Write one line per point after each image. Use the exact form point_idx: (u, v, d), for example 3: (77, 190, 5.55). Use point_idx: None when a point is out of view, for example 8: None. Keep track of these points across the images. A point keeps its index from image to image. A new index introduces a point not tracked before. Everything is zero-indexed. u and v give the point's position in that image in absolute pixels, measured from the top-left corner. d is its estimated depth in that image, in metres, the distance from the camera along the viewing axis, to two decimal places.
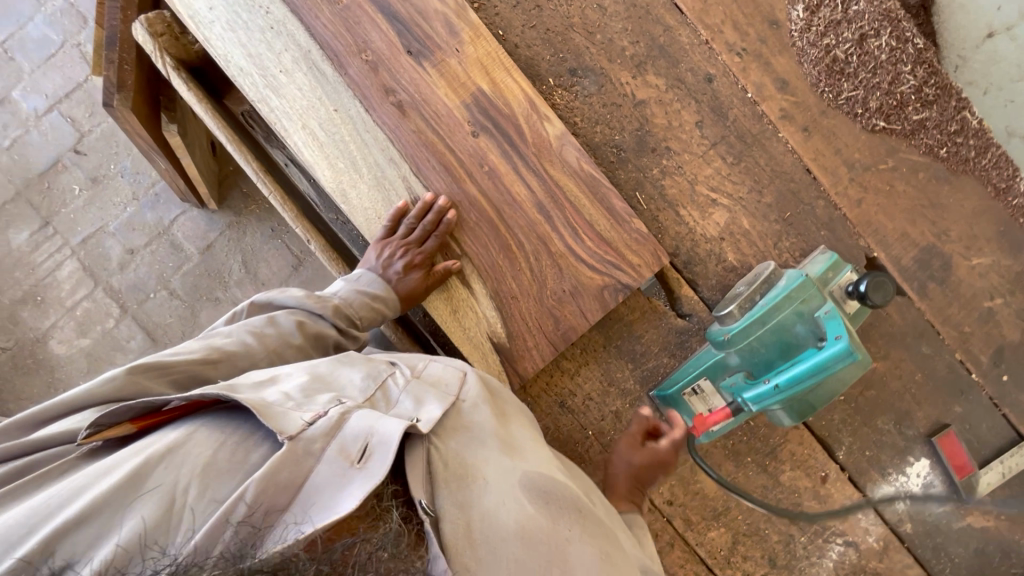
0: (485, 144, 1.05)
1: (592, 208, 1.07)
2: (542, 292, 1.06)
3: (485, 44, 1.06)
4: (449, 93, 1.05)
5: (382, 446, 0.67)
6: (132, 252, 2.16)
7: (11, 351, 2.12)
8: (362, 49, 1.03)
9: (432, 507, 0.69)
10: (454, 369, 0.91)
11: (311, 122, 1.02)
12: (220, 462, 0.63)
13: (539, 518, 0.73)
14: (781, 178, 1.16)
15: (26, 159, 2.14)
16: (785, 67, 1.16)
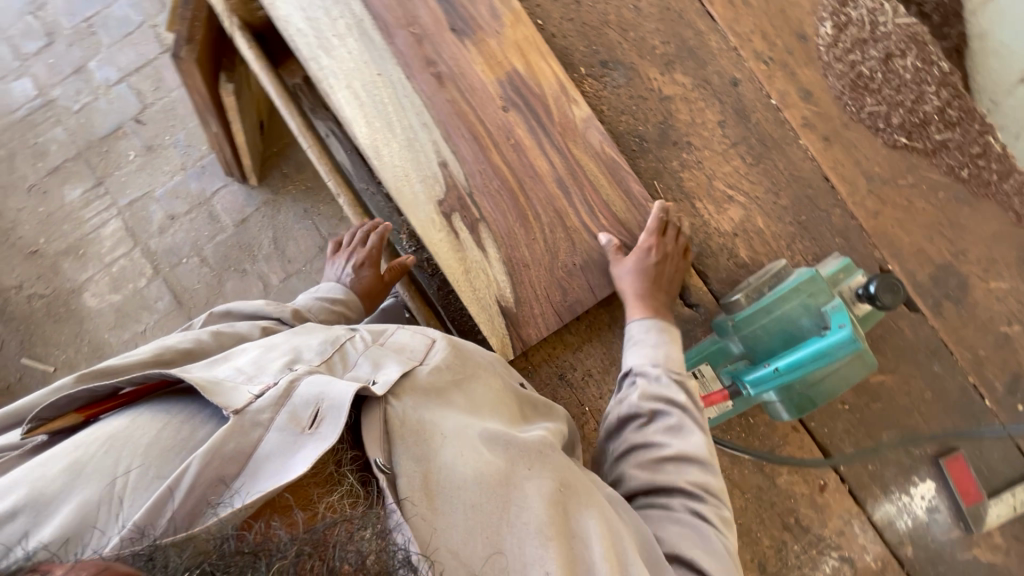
0: (514, 118, 1.11)
1: (610, 187, 1.11)
2: (554, 262, 1.09)
3: (523, 28, 1.13)
4: (486, 70, 1.12)
5: (333, 410, 0.69)
6: (172, 218, 2.27)
7: (47, 298, 2.23)
8: (410, 23, 1.11)
9: (387, 464, 0.70)
10: (420, 337, 0.93)
11: (356, 84, 1.10)
12: (165, 440, 0.67)
13: (497, 463, 0.75)
14: (800, 183, 1.18)
15: (91, 123, 2.29)
16: (810, 78, 1.20)
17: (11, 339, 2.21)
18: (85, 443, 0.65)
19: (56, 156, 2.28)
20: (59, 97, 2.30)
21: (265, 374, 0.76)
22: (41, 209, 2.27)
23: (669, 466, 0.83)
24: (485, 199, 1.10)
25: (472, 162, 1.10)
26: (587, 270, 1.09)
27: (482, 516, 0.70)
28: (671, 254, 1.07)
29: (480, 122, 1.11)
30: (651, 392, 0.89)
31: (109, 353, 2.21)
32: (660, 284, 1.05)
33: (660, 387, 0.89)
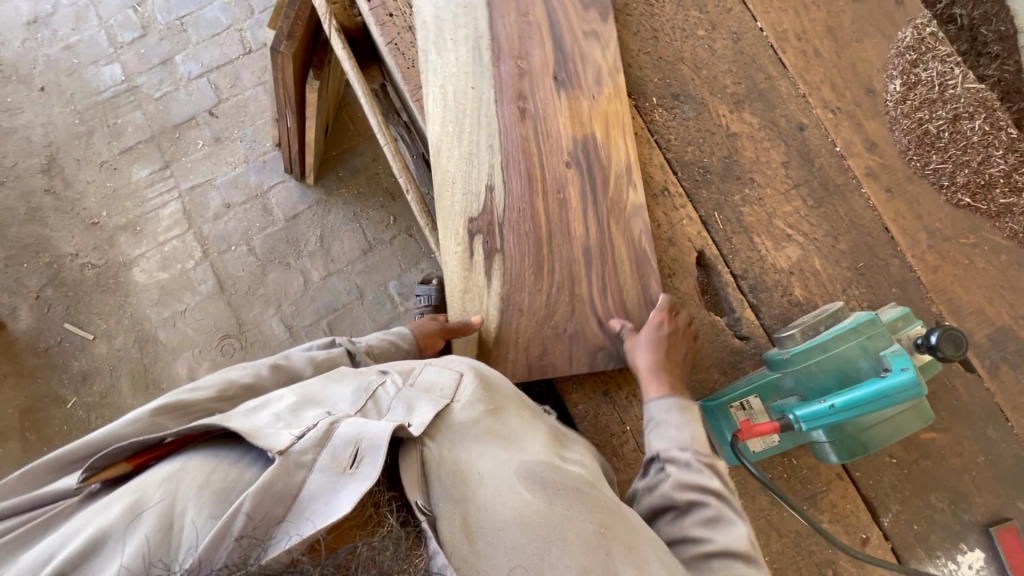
0: (571, 176, 1.14)
1: (630, 275, 1.12)
2: (546, 320, 1.10)
3: (618, 103, 1.18)
4: (567, 124, 1.16)
5: (372, 450, 0.69)
6: (228, 207, 2.36)
7: (98, 269, 2.31)
8: (521, 58, 1.17)
9: (427, 504, 0.71)
10: (447, 373, 0.94)
11: (449, 88, 1.16)
12: (215, 485, 0.64)
13: (535, 503, 0.76)
14: (860, 230, 1.19)
15: (168, 111, 2.43)
16: (876, 131, 1.23)
17: (58, 304, 2.28)
18: (134, 492, 0.64)
19: (130, 137, 2.40)
20: (143, 85, 2.44)
21: (304, 420, 0.74)
22: (106, 184, 2.36)
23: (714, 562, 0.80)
24: (510, 232, 1.12)
25: (508, 198, 1.13)
26: (582, 338, 1.10)
27: (522, 560, 0.70)
28: (686, 335, 1.07)
29: (530, 165, 1.14)
30: (684, 480, 0.86)
31: (148, 328, 2.27)
32: (678, 361, 1.04)
33: (693, 472, 0.87)
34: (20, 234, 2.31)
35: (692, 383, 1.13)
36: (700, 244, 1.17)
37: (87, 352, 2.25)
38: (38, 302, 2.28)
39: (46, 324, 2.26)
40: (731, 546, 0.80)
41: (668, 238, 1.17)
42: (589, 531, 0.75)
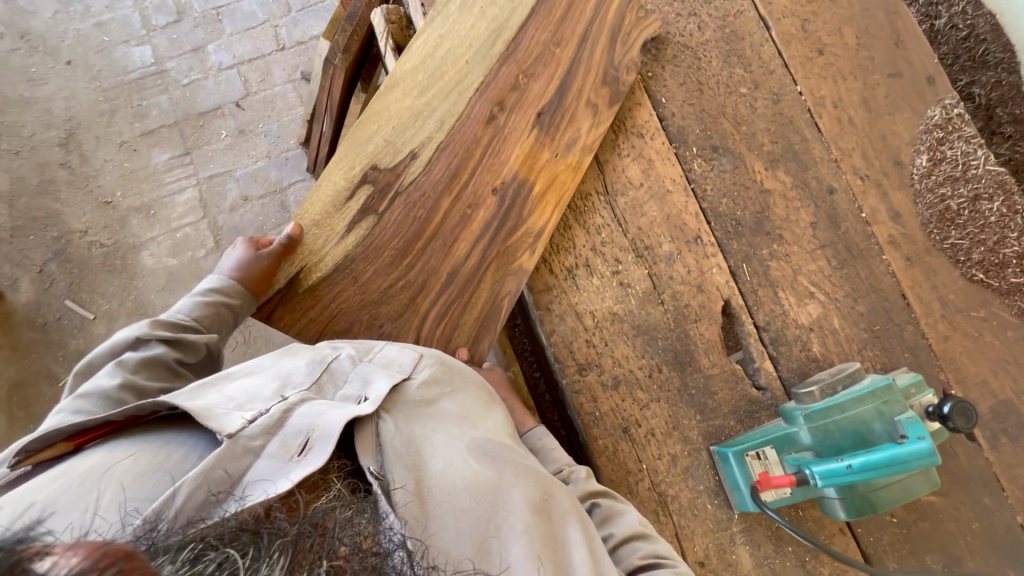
0: (481, 209, 1.22)
1: (472, 318, 1.21)
2: (365, 307, 1.21)
3: (571, 174, 1.21)
4: (518, 158, 1.22)
5: (322, 441, 0.86)
6: (245, 200, 2.35)
7: (107, 249, 2.27)
8: (525, 74, 1.25)
9: (380, 471, 0.89)
10: (407, 352, 1.12)
11: (456, 98, 1.25)
12: (143, 464, 0.84)
13: (481, 472, 0.94)
14: (878, 295, 1.24)
15: (195, 99, 2.42)
16: (900, 201, 1.28)
17: (62, 280, 2.24)
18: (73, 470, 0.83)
19: (153, 121, 2.39)
20: (172, 69, 2.44)
21: (249, 401, 0.95)
22: (123, 164, 2.34)
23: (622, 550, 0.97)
24: (399, 207, 1.23)
25: (425, 176, 1.24)
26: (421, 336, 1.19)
27: (468, 516, 0.88)
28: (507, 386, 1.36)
29: (465, 163, 1.23)
30: (583, 490, 1.04)
31: (151, 313, 2.24)
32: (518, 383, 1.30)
33: (579, 487, 1.05)
34: (30, 206, 2.28)
35: (708, 428, 1.16)
36: (727, 293, 1.21)
37: (86, 332, 2.21)
38: (41, 276, 2.23)
39: (47, 300, 2.22)
40: (626, 534, 0.99)
41: (696, 285, 1.20)
42: (530, 495, 0.94)
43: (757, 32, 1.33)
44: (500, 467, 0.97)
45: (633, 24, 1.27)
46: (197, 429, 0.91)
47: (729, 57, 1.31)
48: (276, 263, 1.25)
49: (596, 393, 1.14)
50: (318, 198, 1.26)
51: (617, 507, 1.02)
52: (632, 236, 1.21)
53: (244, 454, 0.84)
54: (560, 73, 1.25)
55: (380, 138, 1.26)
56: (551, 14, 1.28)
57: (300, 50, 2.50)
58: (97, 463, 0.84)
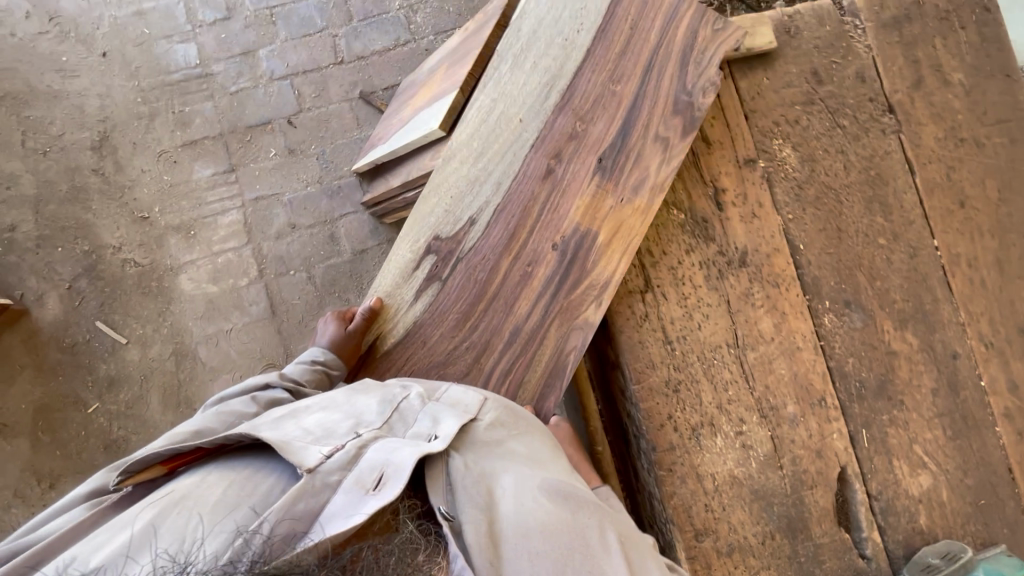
0: (546, 257, 1.20)
1: (536, 377, 1.19)
2: (429, 364, 1.23)
3: (638, 219, 1.17)
4: (581, 208, 1.19)
5: (395, 474, 0.89)
6: (293, 228, 2.21)
7: (142, 268, 2.13)
8: (583, 120, 1.21)
9: (449, 512, 0.91)
10: (472, 393, 1.14)
11: (508, 148, 1.25)
12: (231, 494, 0.88)
13: (555, 513, 0.95)
14: (986, 467, 1.23)
15: (242, 109, 2.24)
16: (1019, 371, 1.26)
17: (91, 298, 2.09)
18: (170, 496, 0.88)
19: (196, 130, 2.20)
20: (219, 74, 2.24)
21: (323, 435, 0.97)
22: (162, 176, 2.17)
23: None
24: (460, 270, 1.24)
25: (483, 241, 1.23)
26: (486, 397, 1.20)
27: (544, 561, 0.89)
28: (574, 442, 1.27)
29: (522, 224, 1.22)
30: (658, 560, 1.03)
31: (187, 342, 2.12)
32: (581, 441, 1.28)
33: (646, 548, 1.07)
34: (58, 213, 2.11)
35: None
36: (845, 459, 1.19)
37: (118, 356, 2.09)
38: (70, 292, 2.09)
39: (75, 318, 2.08)
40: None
41: (816, 450, 1.17)
42: (606, 538, 0.95)
43: (901, 177, 1.27)
44: (575, 508, 0.97)
45: (707, 40, 1.18)
46: (276, 459, 0.95)
47: (870, 204, 1.26)
48: (360, 339, 1.30)
49: (710, 560, 1.12)
50: (390, 268, 1.30)
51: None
52: (758, 395, 1.17)
53: (322, 489, 0.88)
54: (622, 112, 1.20)
55: (440, 209, 1.28)
56: (609, 52, 1.21)
57: (359, 66, 2.31)
58: (187, 490, 0.89)
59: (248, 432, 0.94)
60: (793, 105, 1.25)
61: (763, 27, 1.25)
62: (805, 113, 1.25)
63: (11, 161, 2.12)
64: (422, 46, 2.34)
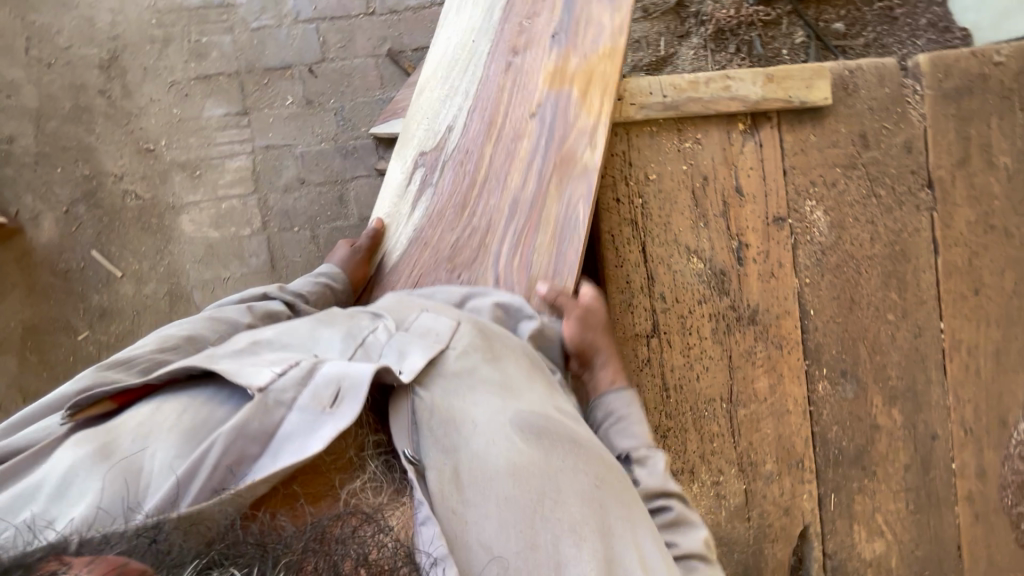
0: (531, 129, 1.24)
1: (545, 237, 1.20)
2: (441, 263, 1.26)
3: (609, 71, 1.21)
4: (551, 82, 1.25)
5: (352, 392, 0.87)
6: (301, 183, 2.15)
7: (143, 202, 2.07)
8: (526, 17, 1.30)
9: (415, 456, 0.91)
10: (444, 319, 1.09)
11: (459, 60, 1.35)
12: (183, 426, 0.85)
13: (526, 455, 0.91)
14: (939, 543, 1.29)
15: (262, 49, 2.12)
16: (990, 460, 1.30)
17: (88, 225, 2.05)
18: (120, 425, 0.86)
19: (211, 64, 2.09)
20: (242, 6, 2.11)
21: (277, 359, 0.95)
22: (171, 108, 2.07)
23: (686, 556, 0.96)
24: (447, 171, 1.30)
25: (465, 135, 1.30)
26: (498, 259, 1.21)
27: (511, 507, 0.86)
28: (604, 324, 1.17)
29: (497, 111, 1.28)
30: (651, 489, 1.00)
31: (183, 283, 2.10)
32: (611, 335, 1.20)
33: (655, 480, 1.02)
34: (59, 132, 2.03)
35: None
36: (809, 519, 1.25)
37: (111, 289, 2.07)
38: (67, 217, 2.04)
39: (71, 244, 2.04)
40: (690, 550, 0.97)
41: (785, 508, 1.23)
42: (584, 485, 0.91)
43: (924, 255, 1.26)
44: (549, 447, 0.93)
45: None
46: (230, 386, 0.91)
47: (888, 277, 1.25)
48: (370, 255, 1.34)
49: None
50: (386, 188, 1.37)
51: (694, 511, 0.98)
52: (741, 450, 1.22)
53: (275, 408, 0.86)
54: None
55: (421, 129, 1.35)
56: None
57: (391, 21, 2.18)
58: (139, 421, 0.86)
59: (202, 364, 0.90)
60: (834, 167, 1.22)
61: (822, 80, 1.19)
62: (844, 176, 1.22)
63: (13, 69, 2.02)
64: None
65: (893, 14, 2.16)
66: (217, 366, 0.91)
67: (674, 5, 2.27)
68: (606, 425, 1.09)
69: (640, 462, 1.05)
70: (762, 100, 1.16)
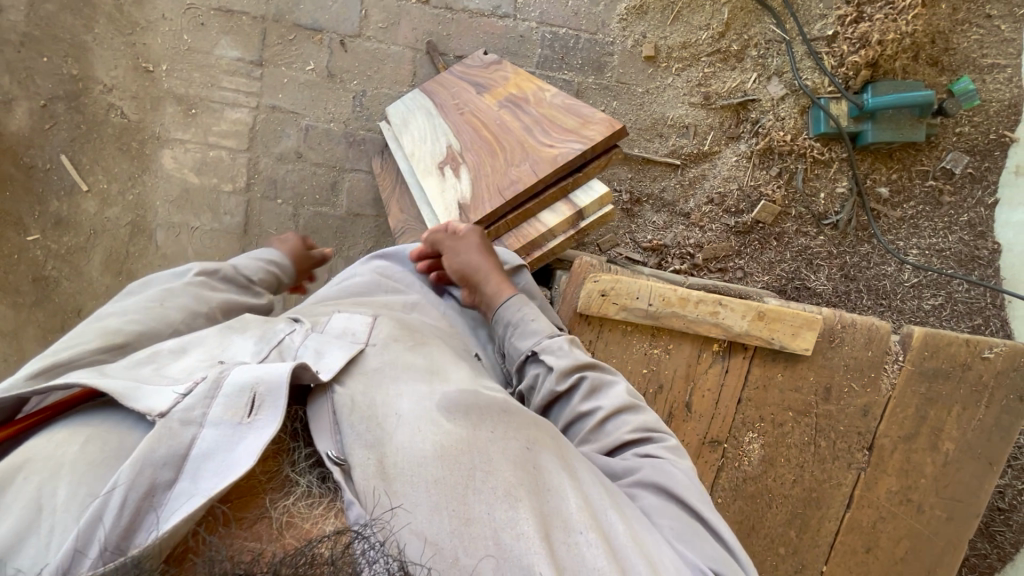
0: (505, 112, 1.48)
1: (563, 117, 1.31)
2: (500, 178, 1.27)
3: (523, 76, 1.59)
4: (493, 95, 1.56)
5: (270, 393, 0.82)
6: (299, 156, 2.03)
7: (127, 123, 1.95)
8: (445, 92, 1.65)
9: (340, 455, 0.85)
10: (358, 323, 1.10)
11: (408, 133, 1.62)
12: (90, 454, 0.76)
13: (452, 436, 0.87)
14: None
15: (298, 3, 1.95)
16: None
17: (63, 127, 1.93)
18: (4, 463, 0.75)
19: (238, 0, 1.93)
20: None
21: (180, 377, 0.86)
22: (181, 33, 1.92)
23: (608, 425, 1.05)
24: (465, 153, 1.40)
25: (458, 140, 1.49)
26: (538, 138, 1.29)
27: (443, 491, 0.82)
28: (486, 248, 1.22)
29: (475, 116, 1.52)
30: (565, 368, 1.07)
31: (149, 218, 2.01)
32: (498, 258, 1.23)
33: (565, 359, 1.08)
34: (56, 19, 1.87)
35: None
36: None
37: (72, 200, 1.98)
38: (43, 112, 1.91)
39: (41, 142, 1.93)
40: (614, 407, 1.05)
41: None
42: (513, 448, 0.90)
43: (835, 507, 1.30)
44: (477, 420, 0.92)
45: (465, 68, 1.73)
46: (127, 414, 0.82)
47: (793, 517, 1.29)
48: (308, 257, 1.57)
49: None
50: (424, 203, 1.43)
51: (605, 369, 1.10)
52: None
53: (184, 428, 0.76)
54: (456, 79, 1.67)
55: (426, 159, 1.49)
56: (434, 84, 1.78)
57: (442, 18, 2.00)
58: (31, 454, 0.76)
59: (86, 381, 0.81)
60: (786, 409, 1.22)
61: (809, 331, 1.17)
62: (793, 422, 1.23)
63: None
64: (518, 30, 2.05)
65: (940, 198, 2.09)
66: (113, 389, 0.80)
67: (737, 103, 2.12)
68: (507, 331, 1.16)
69: (547, 351, 1.10)
70: (743, 334, 1.17)
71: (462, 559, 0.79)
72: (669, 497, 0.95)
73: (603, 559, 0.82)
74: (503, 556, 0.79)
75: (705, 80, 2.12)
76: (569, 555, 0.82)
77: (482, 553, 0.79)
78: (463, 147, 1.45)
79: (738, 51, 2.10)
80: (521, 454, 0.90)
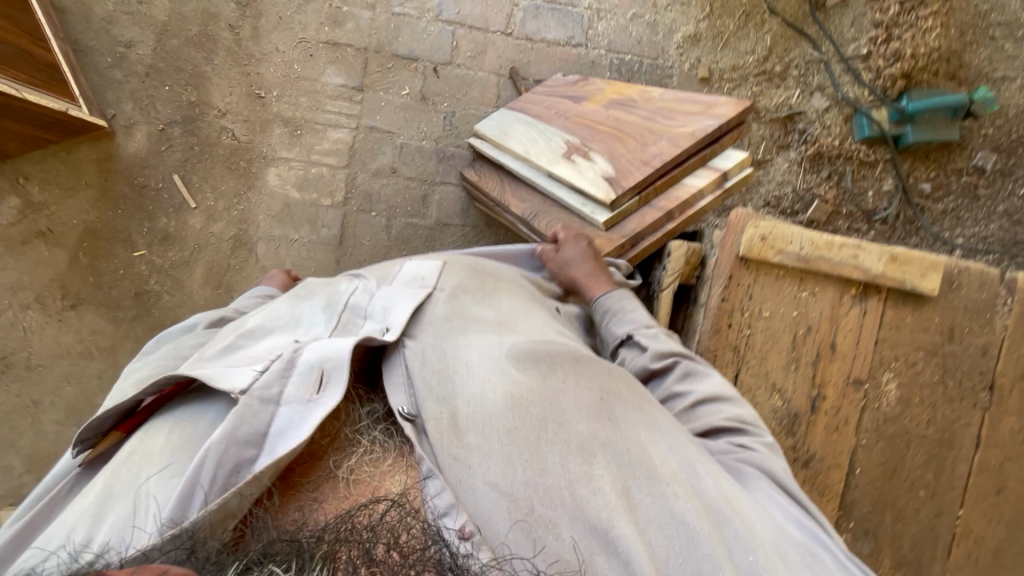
0: (614, 111, 1.66)
1: (686, 103, 1.49)
2: (642, 157, 1.44)
3: (618, 83, 1.78)
4: (595, 100, 1.74)
5: (336, 369, 0.96)
6: (393, 172, 2.18)
7: (237, 144, 2.09)
8: (546, 103, 1.83)
9: (411, 411, 0.99)
10: (428, 272, 1.25)
11: (513, 135, 1.77)
12: (178, 441, 0.95)
13: (523, 387, 1.00)
14: None
15: (396, 35, 2.16)
16: None
17: (177, 150, 2.06)
18: (118, 457, 0.97)
19: (344, 34, 2.13)
20: None
21: (259, 359, 1.01)
22: (292, 63, 2.11)
23: (700, 408, 1.15)
24: (592, 145, 1.56)
25: (571, 137, 1.65)
26: (670, 122, 1.47)
27: (517, 437, 0.94)
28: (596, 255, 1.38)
29: (584, 117, 1.69)
30: (660, 351, 1.19)
31: (250, 232, 2.11)
32: (602, 264, 1.38)
33: (659, 343, 1.21)
34: (179, 53, 2.05)
35: None
36: None
37: (180, 216, 2.08)
38: (160, 135, 2.05)
39: (155, 163, 2.06)
40: (708, 394, 1.15)
41: None
42: (591, 396, 1.02)
43: (966, 448, 1.37)
44: (549, 369, 1.05)
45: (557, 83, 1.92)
46: (215, 399, 1.00)
47: (929, 459, 1.36)
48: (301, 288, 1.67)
49: None
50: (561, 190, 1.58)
51: (697, 359, 1.20)
52: None
53: (264, 406, 0.92)
54: (554, 91, 1.86)
55: (544, 156, 1.64)
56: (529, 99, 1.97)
57: (523, 47, 2.24)
58: (132, 450, 0.97)
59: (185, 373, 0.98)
60: (918, 349, 1.35)
61: (934, 272, 1.32)
62: (924, 361, 1.35)
63: None
64: (589, 56, 2.29)
65: (977, 191, 2.33)
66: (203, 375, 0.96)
67: (784, 116, 2.36)
68: (607, 320, 1.31)
69: (642, 339, 1.24)
70: (880, 276, 1.31)
71: (540, 506, 0.88)
72: (772, 480, 1.03)
73: (689, 511, 0.89)
74: (580, 504, 0.88)
75: (754, 97, 2.36)
76: (649, 502, 0.90)
77: (557, 501, 0.88)
78: (581, 141, 1.61)
79: (781, 72, 2.36)
80: (597, 405, 1.01)
